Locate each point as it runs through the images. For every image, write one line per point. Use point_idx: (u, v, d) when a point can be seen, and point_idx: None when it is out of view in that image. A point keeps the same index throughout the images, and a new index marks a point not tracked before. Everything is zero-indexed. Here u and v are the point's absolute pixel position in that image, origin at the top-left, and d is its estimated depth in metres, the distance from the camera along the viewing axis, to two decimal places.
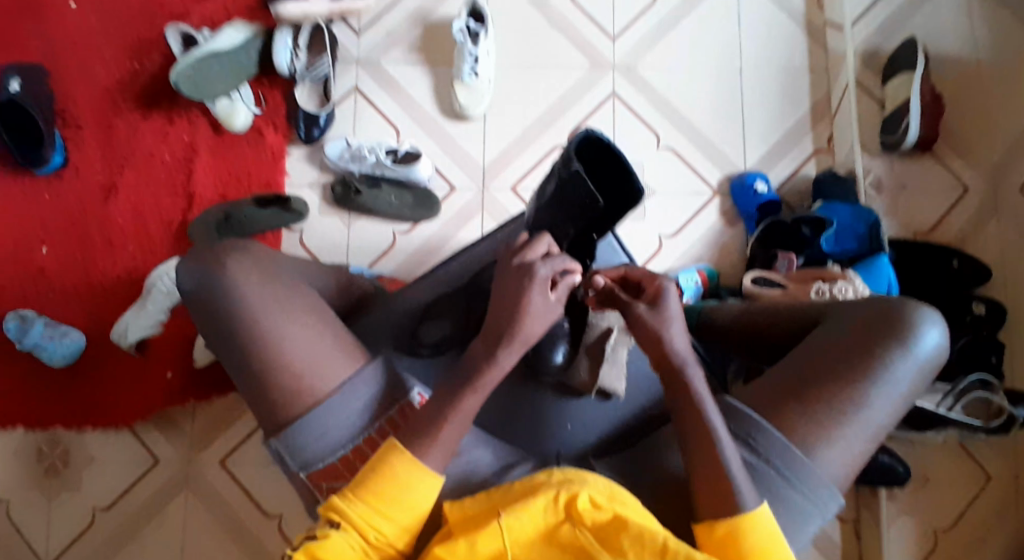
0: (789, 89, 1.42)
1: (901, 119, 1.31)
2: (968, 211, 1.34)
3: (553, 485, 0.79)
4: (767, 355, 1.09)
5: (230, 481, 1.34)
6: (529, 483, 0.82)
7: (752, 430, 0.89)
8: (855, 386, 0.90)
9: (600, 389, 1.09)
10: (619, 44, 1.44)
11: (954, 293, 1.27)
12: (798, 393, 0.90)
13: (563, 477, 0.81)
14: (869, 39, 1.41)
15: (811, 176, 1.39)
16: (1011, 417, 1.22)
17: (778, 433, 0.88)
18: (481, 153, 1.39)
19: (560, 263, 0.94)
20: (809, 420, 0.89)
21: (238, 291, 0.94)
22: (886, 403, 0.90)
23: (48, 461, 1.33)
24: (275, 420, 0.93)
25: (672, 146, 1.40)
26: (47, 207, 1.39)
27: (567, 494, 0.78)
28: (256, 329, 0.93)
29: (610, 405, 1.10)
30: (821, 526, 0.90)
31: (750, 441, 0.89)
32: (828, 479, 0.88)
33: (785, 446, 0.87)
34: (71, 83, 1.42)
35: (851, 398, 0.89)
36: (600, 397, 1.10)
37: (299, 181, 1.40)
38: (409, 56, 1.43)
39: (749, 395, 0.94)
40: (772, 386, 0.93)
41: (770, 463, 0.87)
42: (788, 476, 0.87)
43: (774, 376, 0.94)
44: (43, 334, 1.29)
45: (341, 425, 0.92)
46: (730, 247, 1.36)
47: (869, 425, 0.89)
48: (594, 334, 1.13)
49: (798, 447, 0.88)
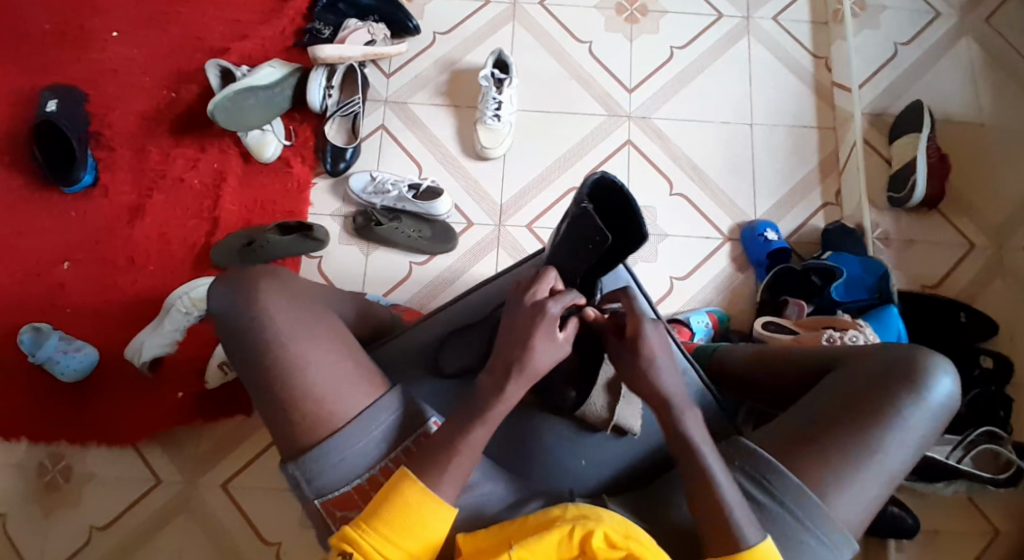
0: (799, 144, 1.47)
1: (908, 177, 1.36)
2: (973, 267, 1.37)
3: (568, 521, 0.86)
4: (774, 400, 1.10)
5: (231, 508, 1.33)
6: (542, 516, 0.88)
7: (765, 472, 0.91)
8: (869, 433, 0.91)
9: (616, 426, 1.10)
10: (635, 96, 1.49)
11: (962, 347, 1.28)
12: (814, 438, 0.92)
13: (579, 512, 0.88)
14: (877, 100, 1.46)
15: (819, 228, 1.42)
16: (1018, 471, 1.20)
17: (792, 476, 0.90)
18: (499, 192, 1.43)
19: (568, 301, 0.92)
20: (824, 463, 0.90)
21: (262, 302, 0.96)
22: (899, 451, 0.91)
23: (50, 475, 1.34)
24: (291, 435, 0.94)
25: (684, 193, 1.44)
26: (73, 225, 1.42)
27: (582, 530, 0.86)
28: (275, 339, 0.94)
29: (625, 441, 1.11)
30: None
31: (762, 482, 0.91)
32: (842, 523, 0.89)
33: (798, 489, 0.89)
34: (108, 108, 1.48)
35: (864, 443, 0.90)
36: (617, 433, 1.11)
37: (322, 211, 1.43)
38: (434, 98, 1.49)
39: (763, 437, 0.96)
40: (788, 430, 0.95)
41: (782, 505, 0.89)
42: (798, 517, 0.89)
43: (792, 421, 0.96)
44: (56, 348, 1.30)
45: (359, 453, 0.93)
46: (740, 291, 1.39)
47: (884, 473, 0.91)
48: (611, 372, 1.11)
49: (812, 491, 0.89)
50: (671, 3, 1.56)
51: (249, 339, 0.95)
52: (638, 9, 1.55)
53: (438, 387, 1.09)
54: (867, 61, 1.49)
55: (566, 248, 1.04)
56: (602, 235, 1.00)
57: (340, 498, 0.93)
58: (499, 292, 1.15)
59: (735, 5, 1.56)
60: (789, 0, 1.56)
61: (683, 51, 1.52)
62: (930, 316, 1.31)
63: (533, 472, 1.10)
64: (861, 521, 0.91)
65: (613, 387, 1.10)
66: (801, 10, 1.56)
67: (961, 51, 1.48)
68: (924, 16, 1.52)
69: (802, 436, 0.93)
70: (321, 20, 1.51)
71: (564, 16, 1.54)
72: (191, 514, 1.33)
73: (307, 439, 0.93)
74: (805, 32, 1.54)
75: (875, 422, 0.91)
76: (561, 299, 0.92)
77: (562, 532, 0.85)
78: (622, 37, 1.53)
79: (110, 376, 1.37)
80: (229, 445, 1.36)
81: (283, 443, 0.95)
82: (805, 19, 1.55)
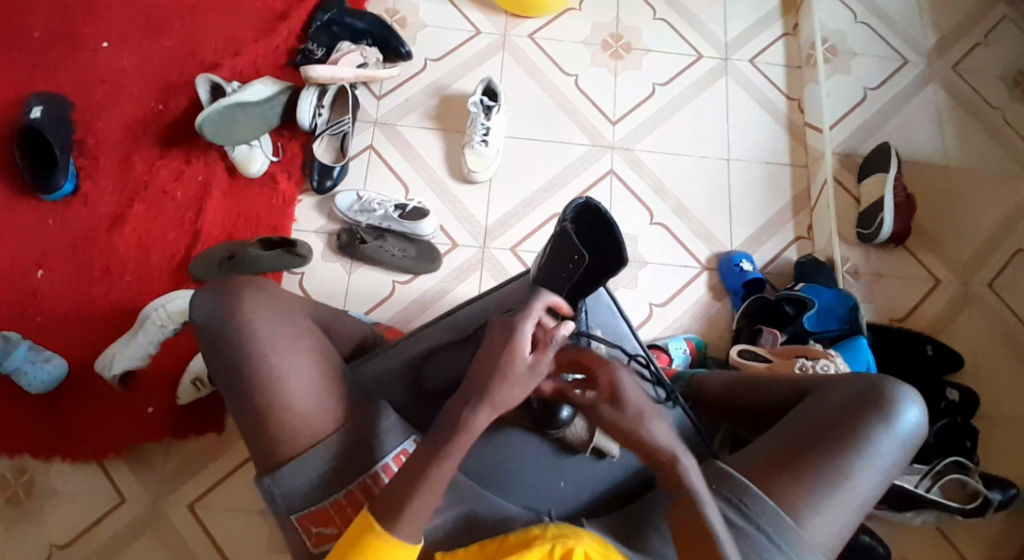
0: (774, 180, 1.53)
1: (876, 215, 1.42)
2: (939, 302, 1.42)
3: (548, 539, 0.87)
4: (758, 425, 1.11)
5: (197, 528, 1.29)
6: (523, 534, 0.88)
7: (744, 496, 0.93)
8: (842, 456, 0.94)
9: (595, 447, 1.09)
10: (619, 128, 1.54)
11: (928, 378, 1.33)
12: (790, 462, 0.95)
13: (557, 531, 0.89)
14: (847, 141, 1.53)
15: (792, 260, 1.47)
16: (986, 501, 1.24)
17: (768, 499, 0.92)
18: (485, 215, 1.45)
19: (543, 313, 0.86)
20: (800, 487, 0.93)
21: (250, 309, 0.94)
22: (870, 477, 0.94)
23: (9, 489, 1.29)
24: (272, 444, 0.92)
25: (664, 221, 1.48)
26: (49, 232, 1.40)
27: (563, 547, 0.86)
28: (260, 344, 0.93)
29: (605, 462, 1.10)
30: None
31: (741, 507, 0.92)
32: (815, 546, 0.92)
33: (776, 514, 0.91)
34: (94, 117, 1.47)
35: (839, 468, 0.93)
36: (597, 454, 1.10)
37: (306, 227, 1.44)
38: (423, 122, 1.52)
39: (740, 461, 0.98)
40: (763, 456, 0.97)
41: (761, 530, 0.91)
42: (778, 543, 0.90)
43: (767, 446, 0.98)
44: (25, 359, 1.28)
45: (340, 468, 0.92)
46: (716, 319, 1.43)
47: (855, 499, 0.94)
48: None
49: (789, 514, 0.92)
50: (654, 42, 1.62)
51: (233, 342, 0.93)
52: (623, 46, 1.61)
53: (423, 400, 1.09)
54: (838, 103, 1.56)
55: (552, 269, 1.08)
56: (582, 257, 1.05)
57: (315, 514, 0.92)
58: (482, 314, 1.14)
59: (714, 46, 1.63)
60: (766, 43, 1.64)
61: (665, 87, 1.58)
62: (897, 348, 1.35)
63: (513, 490, 1.09)
64: (833, 545, 0.94)
65: None
66: (776, 54, 1.63)
67: (928, 96, 1.57)
68: (892, 63, 1.60)
69: (778, 461, 0.96)
70: (315, 41, 1.53)
71: (551, 49, 1.59)
72: (155, 534, 1.29)
73: (290, 447, 0.92)
74: (780, 75, 1.61)
75: (847, 448, 0.94)
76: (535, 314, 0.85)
77: (542, 549, 0.85)
78: (607, 72, 1.58)
79: (78, 387, 1.33)
80: (197, 464, 1.33)
81: (265, 452, 0.93)
82: (780, 62, 1.63)
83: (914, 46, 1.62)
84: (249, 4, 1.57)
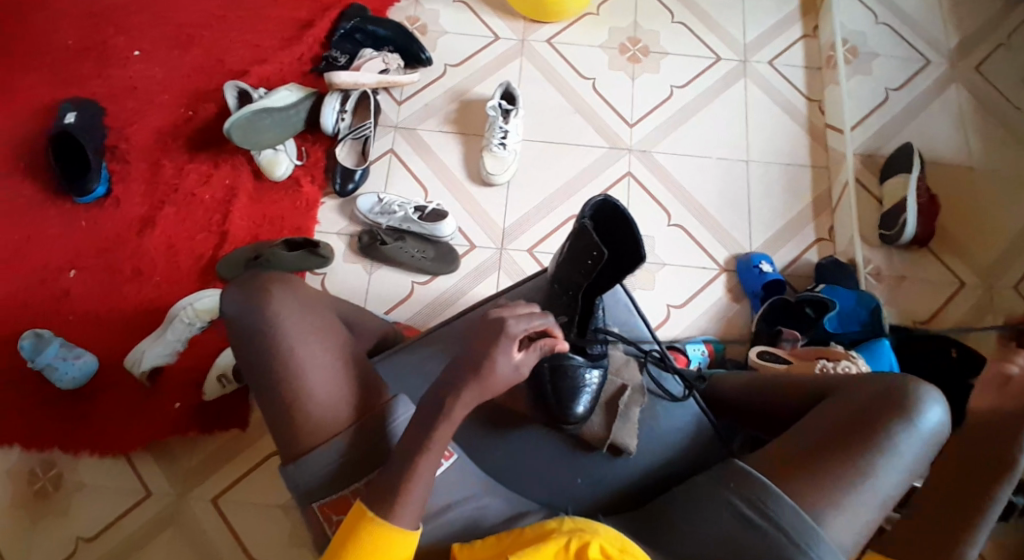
0: (793, 182, 1.52)
1: (898, 217, 1.40)
2: (965, 304, 1.40)
3: (564, 533, 0.87)
4: (766, 425, 1.11)
5: (220, 521, 1.32)
6: (539, 528, 0.89)
7: (762, 495, 0.93)
8: (861, 456, 0.92)
9: (612, 444, 1.09)
10: (636, 130, 1.55)
11: (954, 383, 1.26)
12: (805, 464, 0.94)
13: (573, 525, 0.89)
14: (867, 143, 1.52)
15: (813, 262, 1.46)
16: (1012, 505, 1.22)
17: (789, 499, 0.92)
18: (502, 217, 1.47)
19: (540, 322, 0.87)
20: (819, 486, 0.92)
21: (267, 303, 0.97)
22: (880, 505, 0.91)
23: (41, 481, 1.34)
24: (287, 438, 0.94)
25: (682, 223, 1.48)
26: (82, 233, 1.45)
27: (578, 541, 0.85)
28: (276, 338, 0.95)
29: (619, 461, 1.10)
30: None
31: (758, 503, 0.92)
32: (836, 547, 0.90)
33: (795, 513, 0.90)
34: (126, 124, 1.53)
35: (856, 467, 0.92)
36: (612, 452, 1.10)
37: (328, 229, 1.47)
38: (442, 126, 1.54)
39: (755, 460, 0.98)
40: (777, 453, 0.97)
41: (779, 527, 0.90)
42: (800, 543, 0.89)
43: (782, 445, 0.98)
44: (57, 354, 1.31)
45: (354, 458, 0.94)
46: (735, 321, 1.42)
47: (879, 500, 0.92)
48: (607, 391, 1.14)
49: (810, 515, 0.90)
50: (671, 45, 1.63)
51: (253, 335, 0.96)
52: (641, 50, 1.62)
53: None
54: (860, 105, 1.55)
55: (567, 267, 1.08)
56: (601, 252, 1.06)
57: (337, 502, 0.93)
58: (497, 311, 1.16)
59: (732, 49, 1.63)
60: (785, 45, 1.64)
61: (682, 90, 1.59)
62: (925, 350, 1.32)
63: (526, 488, 1.09)
64: (856, 544, 0.92)
65: (611, 405, 1.12)
66: (795, 56, 1.63)
67: (949, 97, 1.55)
68: (915, 64, 1.59)
69: (797, 460, 0.94)
70: (339, 49, 1.57)
71: (568, 54, 1.61)
72: (179, 527, 1.32)
73: (307, 438, 0.94)
74: (800, 77, 1.61)
75: (867, 448, 0.93)
76: (529, 320, 0.86)
77: (557, 544, 0.85)
78: (625, 76, 1.60)
79: (107, 383, 1.37)
80: (221, 459, 1.36)
81: (280, 444, 0.95)
82: (799, 64, 1.62)
83: (936, 45, 1.60)
84: (275, 14, 1.62)
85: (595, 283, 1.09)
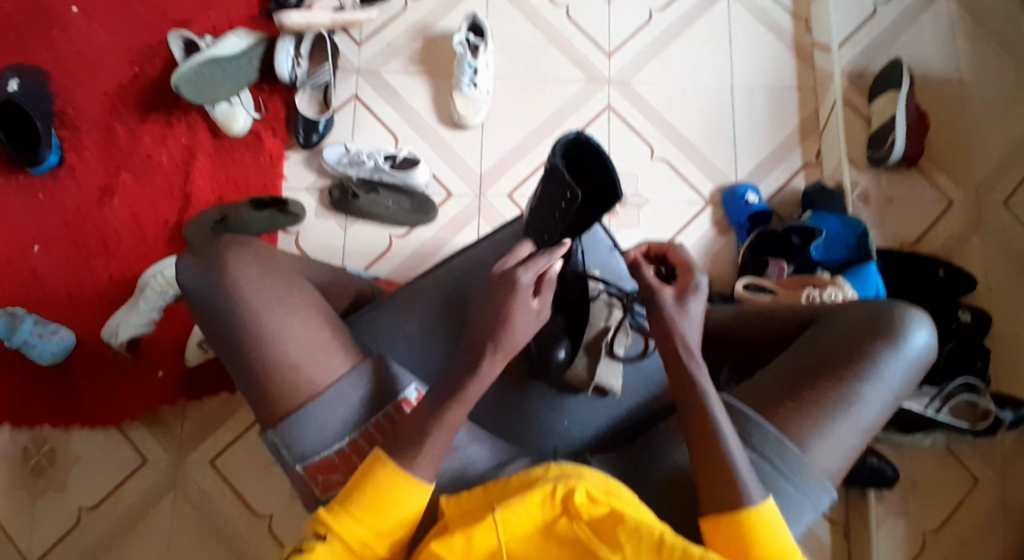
0: (778, 106, 1.46)
1: (887, 135, 1.36)
2: (953, 223, 1.39)
3: (550, 479, 0.76)
4: (753, 359, 1.10)
5: (219, 483, 1.32)
6: (524, 477, 0.78)
7: (748, 426, 0.90)
8: (845, 382, 0.91)
9: (597, 386, 1.07)
10: (615, 59, 1.47)
11: (940, 299, 1.32)
12: (793, 393, 0.92)
13: (559, 471, 0.78)
14: (857, 59, 1.47)
15: (800, 189, 1.42)
16: (996, 420, 1.26)
17: (773, 428, 0.89)
18: (478, 161, 1.41)
19: (545, 263, 0.85)
20: (804, 416, 0.90)
21: (238, 282, 0.92)
22: (855, 426, 0.91)
23: (33, 460, 1.33)
24: (270, 410, 0.90)
25: (665, 157, 1.43)
26: (42, 207, 1.39)
27: (564, 488, 0.75)
28: (253, 322, 0.90)
29: (607, 402, 1.09)
30: (814, 520, 0.90)
31: (745, 437, 0.89)
32: (822, 471, 0.89)
33: (780, 441, 0.88)
34: (71, 86, 1.43)
35: (837, 392, 0.91)
36: (599, 394, 1.08)
37: (296, 185, 1.40)
38: (408, 66, 1.46)
39: (745, 395, 0.95)
40: (768, 388, 0.94)
41: (766, 458, 0.87)
42: (782, 468, 0.87)
43: (770, 379, 0.95)
44: (32, 332, 1.28)
45: (338, 419, 0.89)
46: (721, 255, 1.39)
47: (860, 421, 0.91)
48: (593, 332, 1.09)
49: (793, 443, 0.89)
50: None
51: (224, 311, 0.91)
52: None
53: (421, 354, 1.06)
54: (846, 22, 1.48)
55: (540, 208, 0.99)
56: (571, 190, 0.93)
57: (321, 462, 0.88)
58: (474, 262, 1.10)
59: None
60: None
61: (661, 14, 1.50)
62: (909, 272, 1.33)
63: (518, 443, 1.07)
64: (840, 470, 0.91)
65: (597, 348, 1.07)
66: None
67: (939, 10, 1.49)
68: None
69: (785, 391, 0.93)
70: None
71: None
72: (177, 492, 1.32)
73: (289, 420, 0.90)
74: None
75: (847, 374, 0.92)
76: (536, 265, 0.84)
77: (543, 491, 0.75)
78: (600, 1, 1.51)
79: (88, 359, 1.34)
80: (210, 425, 1.36)
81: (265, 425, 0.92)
82: None
83: None
84: None
85: (571, 225, 0.97)
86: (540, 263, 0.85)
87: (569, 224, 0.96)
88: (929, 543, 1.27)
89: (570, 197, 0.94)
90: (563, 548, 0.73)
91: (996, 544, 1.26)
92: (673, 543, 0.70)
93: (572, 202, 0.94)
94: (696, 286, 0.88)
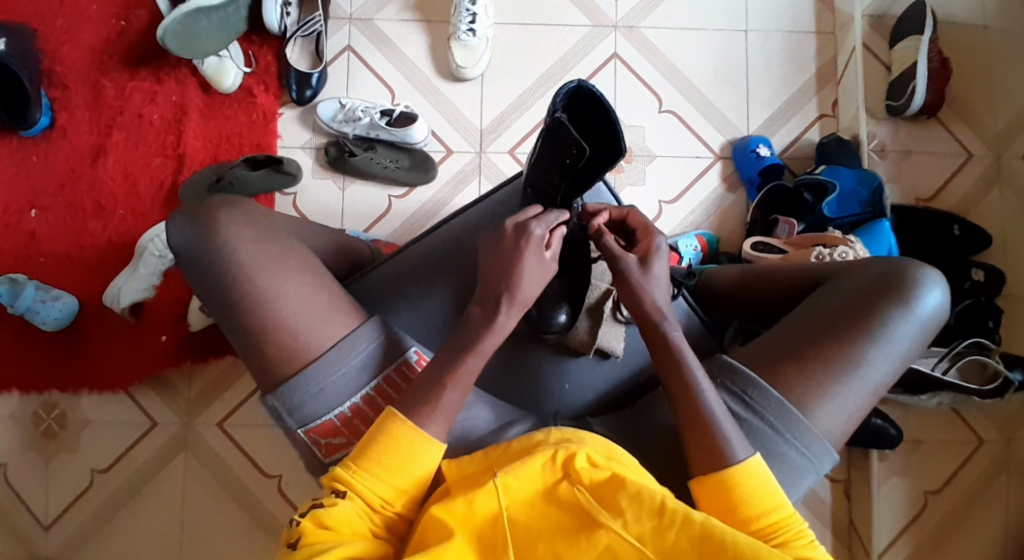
0: (793, 52, 1.38)
1: (907, 84, 1.30)
2: (971, 176, 1.34)
3: (550, 445, 0.74)
4: (758, 317, 1.04)
5: (228, 443, 1.35)
6: (524, 441, 0.75)
7: (748, 389, 0.86)
8: (852, 344, 0.86)
9: (599, 349, 1.01)
10: (621, 3, 1.40)
11: (951, 257, 1.28)
12: (796, 352, 0.87)
13: (560, 435, 0.75)
14: (878, 2, 1.38)
15: (814, 141, 1.36)
16: (1006, 381, 1.21)
17: (774, 391, 0.85)
18: (479, 116, 1.36)
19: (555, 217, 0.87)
20: (806, 379, 0.85)
21: (230, 247, 0.85)
22: (861, 388, 0.85)
23: (45, 423, 1.35)
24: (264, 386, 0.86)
25: (673, 108, 1.37)
26: (35, 169, 1.36)
27: (565, 453, 0.73)
28: (251, 288, 0.84)
29: (609, 364, 1.02)
30: (815, 482, 0.86)
31: (745, 398, 0.86)
32: (824, 434, 0.85)
33: (781, 405, 0.84)
34: (56, 43, 1.39)
35: (843, 356, 0.85)
36: (600, 356, 1.02)
37: (292, 143, 1.36)
38: (402, 13, 1.39)
39: (745, 354, 0.91)
40: (771, 347, 0.89)
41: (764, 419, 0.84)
42: (781, 431, 0.84)
43: (775, 338, 0.90)
44: (35, 298, 1.26)
45: (340, 382, 0.84)
46: (729, 213, 1.34)
47: (866, 383, 0.85)
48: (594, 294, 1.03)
49: (795, 406, 0.85)
50: None
51: (214, 289, 0.85)
52: None
53: (424, 315, 1.00)
54: None
55: (542, 167, 0.94)
56: (581, 147, 0.89)
57: (325, 427, 0.84)
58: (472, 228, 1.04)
59: None
60: None
61: None
62: (922, 229, 1.28)
63: None
64: (843, 433, 0.87)
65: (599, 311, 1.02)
66: None
67: None
68: None
69: (790, 349, 0.87)
70: None
71: None
72: (187, 452, 1.34)
73: None
74: None
75: (853, 335, 0.86)
76: (547, 220, 0.86)
77: (543, 458, 0.72)
78: None
79: (91, 324, 1.34)
80: (216, 387, 1.36)
81: None
82: None
83: None
84: None
85: (578, 180, 0.94)
86: (550, 217, 0.87)
87: (577, 178, 0.93)
88: (930, 503, 1.29)
89: (579, 152, 0.90)
90: (563, 512, 0.71)
91: (994, 502, 1.28)
92: (671, 508, 0.69)
93: (582, 158, 0.90)
94: (656, 248, 0.89)
